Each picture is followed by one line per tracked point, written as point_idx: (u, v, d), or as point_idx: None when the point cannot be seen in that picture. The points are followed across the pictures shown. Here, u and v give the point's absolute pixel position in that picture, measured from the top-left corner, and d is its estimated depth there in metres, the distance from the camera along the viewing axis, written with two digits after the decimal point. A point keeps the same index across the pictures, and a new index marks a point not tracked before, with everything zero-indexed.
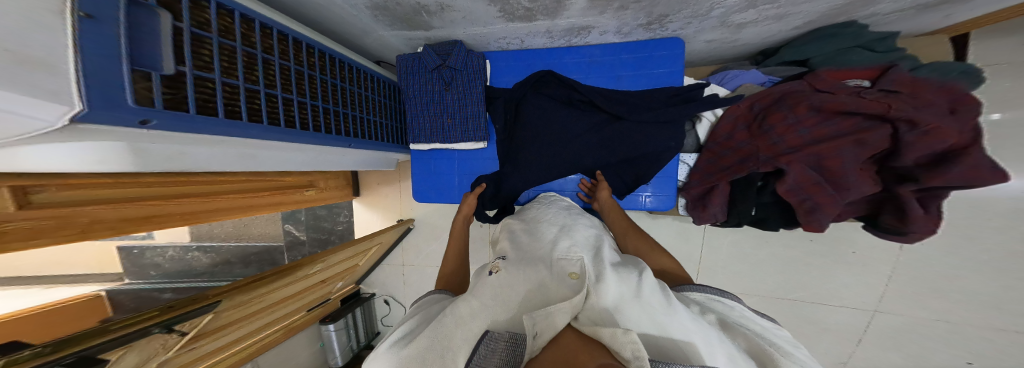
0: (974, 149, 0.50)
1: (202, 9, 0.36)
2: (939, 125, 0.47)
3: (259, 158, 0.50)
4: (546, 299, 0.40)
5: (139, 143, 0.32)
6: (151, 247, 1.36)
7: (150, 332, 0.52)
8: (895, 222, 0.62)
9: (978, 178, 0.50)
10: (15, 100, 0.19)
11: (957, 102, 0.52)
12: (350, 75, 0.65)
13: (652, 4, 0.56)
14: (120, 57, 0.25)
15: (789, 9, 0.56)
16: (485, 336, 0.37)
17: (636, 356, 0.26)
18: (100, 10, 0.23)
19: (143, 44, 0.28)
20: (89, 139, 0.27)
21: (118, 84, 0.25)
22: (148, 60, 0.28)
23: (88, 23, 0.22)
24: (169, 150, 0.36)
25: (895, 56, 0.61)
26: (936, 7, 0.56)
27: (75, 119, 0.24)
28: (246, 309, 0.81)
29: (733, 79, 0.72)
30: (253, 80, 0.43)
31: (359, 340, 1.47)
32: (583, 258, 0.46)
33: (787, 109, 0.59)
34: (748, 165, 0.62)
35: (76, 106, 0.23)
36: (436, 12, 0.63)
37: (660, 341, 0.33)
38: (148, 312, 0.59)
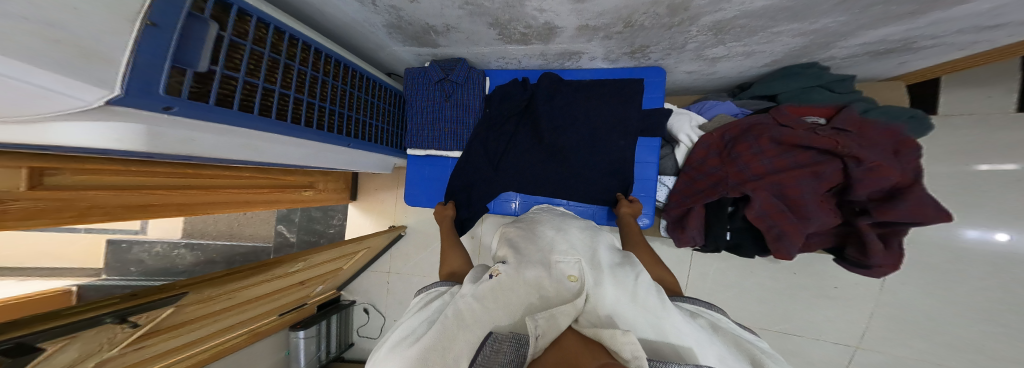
0: (914, 188, 0.54)
1: (244, 22, 0.43)
2: (881, 163, 0.52)
3: (264, 151, 0.52)
4: (547, 303, 0.44)
5: (156, 128, 0.34)
6: (141, 241, 1.35)
7: (103, 321, 0.51)
8: (858, 255, 0.66)
9: (922, 216, 0.54)
10: (67, 83, 0.22)
11: (900, 144, 0.57)
12: (360, 83, 0.71)
13: (634, 36, 0.63)
14: (166, 55, 0.30)
15: (755, 48, 0.63)
16: (488, 338, 0.38)
17: (635, 356, 0.30)
18: (163, 20, 0.30)
19: (189, 47, 0.33)
20: (109, 118, 0.30)
21: (155, 76, 0.30)
22: (187, 59, 0.33)
23: (150, 29, 0.28)
24: (181, 136, 0.38)
25: (851, 98, 0.68)
26: (887, 55, 0.64)
27: (107, 100, 0.27)
28: (210, 306, 0.79)
29: (711, 108, 0.79)
30: (272, 81, 0.48)
31: (330, 350, 1.40)
32: (581, 261, 0.50)
33: (752, 139, 0.64)
34: (719, 190, 0.66)
35: (115, 92, 0.26)
36: (442, 31, 0.70)
37: (657, 343, 0.39)
38: (108, 299, 0.57)
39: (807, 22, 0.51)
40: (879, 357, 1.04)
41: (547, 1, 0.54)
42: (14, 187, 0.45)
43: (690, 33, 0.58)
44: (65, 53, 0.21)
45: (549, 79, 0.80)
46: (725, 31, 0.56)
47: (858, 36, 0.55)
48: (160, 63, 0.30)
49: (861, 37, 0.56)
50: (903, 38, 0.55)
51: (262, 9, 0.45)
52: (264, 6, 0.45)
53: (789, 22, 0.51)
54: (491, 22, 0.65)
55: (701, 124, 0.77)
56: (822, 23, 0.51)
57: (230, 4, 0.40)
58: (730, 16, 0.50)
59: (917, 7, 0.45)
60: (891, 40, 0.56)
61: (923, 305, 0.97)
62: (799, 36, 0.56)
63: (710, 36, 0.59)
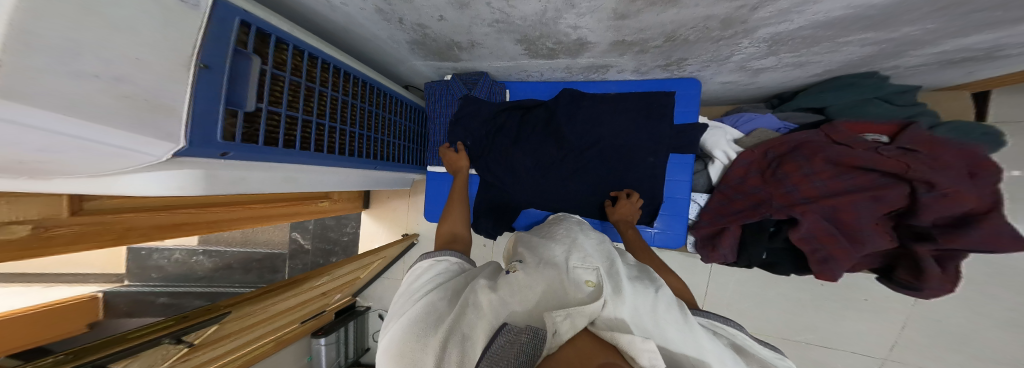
0: (994, 215, 0.51)
1: (281, 51, 0.43)
2: (958, 189, 0.49)
3: (301, 180, 0.51)
4: (562, 302, 0.39)
5: (214, 170, 0.35)
6: (159, 248, 1.35)
7: (161, 342, 0.57)
8: (909, 277, 0.62)
9: (997, 244, 0.51)
10: (137, 138, 0.24)
11: (976, 165, 0.52)
12: (383, 101, 0.69)
13: (673, 49, 0.60)
14: (219, 97, 0.31)
15: (813, 58, 0.59)
16: (502, 328, 0.35)
17: (653, 364, 0.27)
18: (214, 62, 0.30)
19: (237, 86, 0.33)
20: (179, 167, 0.31)
21: (212, 123, 0.30)
22: (236, 99, 0.34)
23: (204, 71, 0.29)
24: (234, 175, 0.38)
25: (914, 111, 0.64)
26: (960, 63, 0.59)
27: (173, 150, 0.28)
28: (247, 320, 0.81)
29: (747, 122, 0.76)
30: (309, 111, 0.47)
31: (347, 356, 1.40)
32: (599, 267, 0.44)
33: (803, 159, 0.60)
34: (760, 211, 0.63)
35: (179, 144, 0.28)
36: (466, 47, 0.67)
37: (674, 353, 0.33)
38: (164, 321, 0.64)
39: (886, 30, 0.46)
40: None
41: (582, 19, 0.51)
42: (58, 214, 0.47)
43: (739, 45, 0.55)
44: (126, 111, 0.22)
45: (568, 95, 0.75)
46: (781, 43, 0.52)
47: (942, 44, 0.50)
48: (215, 108, 0.31)
49: (939, 46, 0.51)
50: (990, 45, 0.50)
51: (298, 36, 0.43)
52: (301, 34, 0.44)
53: (865, 31, 0.47)
54: (519, 39, 0.62)
55: (737, 139, 0.74)
56: (904, 31, 0.46)
57: (269, 33, 0.39)
58: (794, 27, 0.47)
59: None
60: (976, 48, 0.52)
61: (972, 325, 0.91)
62: (874, 45, 0.52)
63: (762, 48, 0.55)
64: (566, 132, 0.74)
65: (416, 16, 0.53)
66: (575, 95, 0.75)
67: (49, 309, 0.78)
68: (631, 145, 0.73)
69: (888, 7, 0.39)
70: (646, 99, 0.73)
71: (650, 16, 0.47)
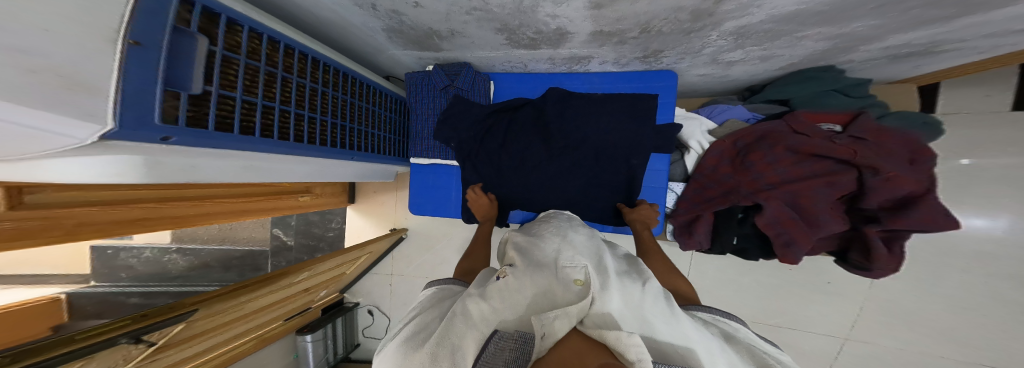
0: (929, 197, 0.56)
1: (235, 33, 0.40)
2: (897, 174, 0.54)
3: (265, 171, 0.49)
4: (552, 303, 0.39)
5: (156, 157, 0.33)
6: (128, 247, 1.29)
7: (117, 343, 0.50)
8: (861, 259, 0.66)
9: (931, 224, 0.56)
10: (55, 120, 0.21)
11: (917, 153, 0.59)
12: (360, 90, 0.67)
13: (649, 41, 0.61)
14: (156, 77, 0.29)
15: (774, 52, 0.61)
16: (492, 335, 0.37)
17: (640, 357, 0.26)
18: (148, 40, 0.28)
19: (180, 66, 0.32)
20: (114, 154, 0.29)
21: (148, 105, 0.28)
22: (179, 80, 0.32)
23: (134, 48, 0.27)
24: (184, 162, 0.36)
25: (866, 103, 0.68)
26: (905, 59, 0.63)
27: (102, 134, 0.26)
28: (219, 318, 0.77)
29: (721, 113, 0.78)
30: (270, 97, 0.45)
31: (336, 352, 1.38)
32: (587, 265, 0.45)
33: (768, 148, 0.64)
34: (731, 198, 0.66)
35: (108, 126, 0.25)
36: (447, 36, 0.66)
37: (662, 344, 0.34)
38: (116, 321, 0.55)
39: (838, 25, 0.49)
40: (870, 352, 1.08)
41: (559, 8, 0.51)
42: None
43: (709, 38, 0.56)
44: (50, 87, 0.20)
45: (556, 93, 0.77)
46: (746, 36, 0.54)
47: (885, 40, 0.54)
48: (152, 89, 0.29)
49: (887, 42, 0.54)
50: (932, 40, 0.54)
51: (254, 17, 0.41)
52: (257, 15, 0.42)
53: (819, 27, 0.50)
54: (499, 28, 0.61)
55: (711, 129, 0.77)
56: (854, 27, 0.49)
57: (219, 13, 0.37)
58: (756, 21, 0.48)
59: (956, 11, 0.43)
60: (917, 44, 0.55)
61: (920, 302, 0.99)
62: (824, 41, 0.55)
63: (730, 41, 0.57)
64: (553, 130, 0.76)
65: (390, 3, 0.52)
66: (564, 96, 0.76)
67: (10, 311, 0.73)
68: (615, 143, 0.73)
69: (837, 3, 0.41)
70: (630, 98, 0.74)
71: (624, 6, 0.48)
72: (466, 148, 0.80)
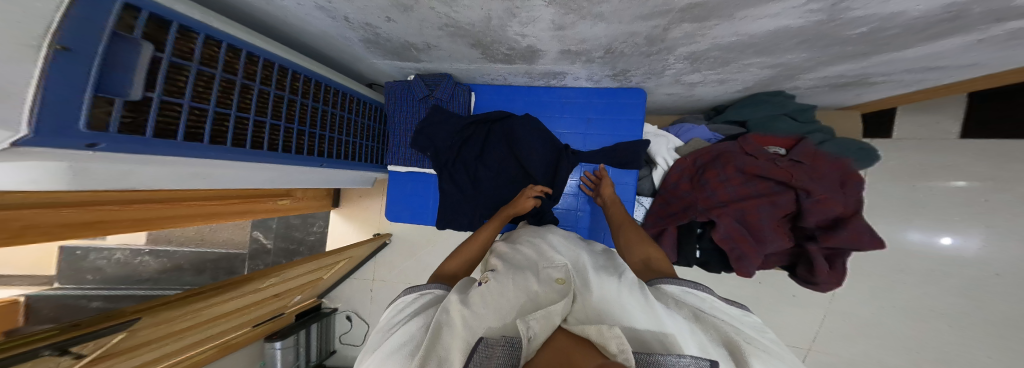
0: (854, 218, 0.61)
1: (189, 40, 0.39)
2: (826, 197, 0.59)
3: (216, 177, 0.48)
4: (535, 302, 0.42)
5: (83, 163, 0.31)
6: (98, 248, 1.24)
7: (41, 354, 0.42)
8: (805, 273, 0.70)
9: (859, 243, 0.61)
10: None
11: (847, 176, 0.63)
12: (335, 99, 0.68)
13: (614, 61, 0.64)
14: (86, 83, 0.26)
15: (728, 76, 0.64)
16: (479, 341, 0.34)
17: (621, 349, 0.29)
18: (76, 43, 0.24)
19: (117, 73, 0.29)
20: (22, 159, 0.26)
21: (74, 114, 0.25)
22: (113, 87, 0.29)
23: (63, 54, 0.23)
24: (114, 169, 0.36)
25: (812, 127, 0.72)
26: (844, 87, 0.67)
27: (17, 145, 0.23)
28: (169, 326, 0.72)
29: (687, 132, 0.81)
30: (225, 104, 0.44)
31: (310, 359, 1.32)
32: (567, 265, 0.49)
33: (720, 167, 0.67)
34: (688, 213, 0.69)
35: (24, 133, 0.22)
36: (423, 49, 0.68)
37: (640, 331, 0.35)
38: (39, 331, 0.47)
39: (774, 56, 0.52)
40: None
41: (526, 28, 0.53)
42: None
43: (668, 61, 0.59)
44: None
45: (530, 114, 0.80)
46: (699, 61, 0.57)
47: (818, 70, 0.57)
48: (81, 98, 0.26)
49: (820, 72, 0.59)
50: (856, 74, 0.58)
51: (214, 25, 0.41)
52: (221, 24, 0.42)
53: (756, 56, 0.53)
54: (473, 43, 0.63)
55: (677, 147, 0.80)
56: (786, 58, 0.53)
57: (171, 20, 0.36)
58: (703, 49, 0.51)
59: (868, 49, 0.47)
60: (850, 75, 0.59)
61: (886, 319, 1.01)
62: (768, 68, 0.58)
63: (687, 65, 0.60)
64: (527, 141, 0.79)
65: (363, 17, 0.53)
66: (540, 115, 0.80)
67: None
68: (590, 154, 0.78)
69: (766, 36, 0.45)
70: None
71: (584, 28, 0.50)
72: (439, 158, 0.80)
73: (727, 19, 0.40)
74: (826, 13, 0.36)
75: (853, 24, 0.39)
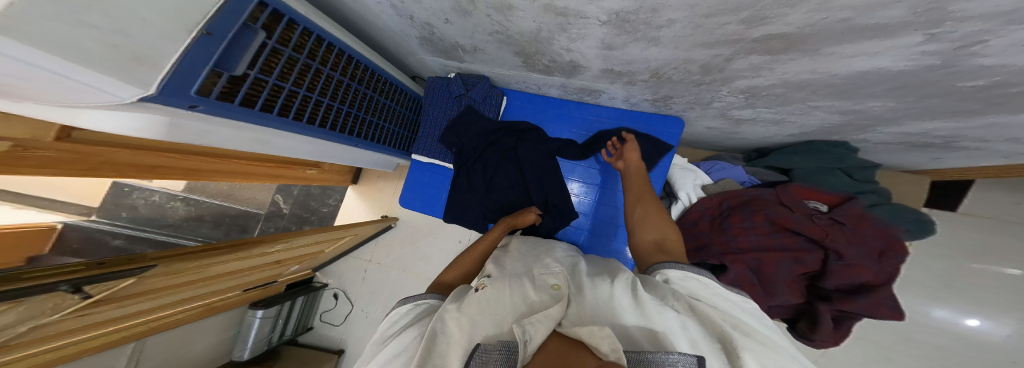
0: (884, 290, 0.58)
1: (290, 31, 0.46)
2: (859, 263, 0.57)
3: (270, 143, 0.54)
4: (529, 308, 0.41)
5: (181, 119, 0.37)
6: (143, 188, 1.36)
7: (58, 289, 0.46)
8: (806, 328, 0.67)
9: (878, 313, 0.59)
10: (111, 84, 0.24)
11: (890, 246, 0.59)
12: (382, 87, 0.72)
13: (659, 86, 0.63)
14: (210, 58, 0.33)
15: (787, 117, 0.62)
16: (475, 350, 0.35)
17: (612, 349, 0.29)
18: (217, 31, 0.33)
19: (232, 53, 0.36)
20: (143, 111, 0.32)
21: (192, 82, 0.32)
22: (227, 63, 0.36)
23: (204, 37, 0.31)
24: (199, 127, 0.41)
25: (867, 188, 0.69)
26: (923, 149, 0.63)
27: (143, 99, 0.29)
28: (175, 278, 0.74)
29: (720, 170, 0.80)
30: (299, 83, 0.50)
31: (284, 333, 1.37)
32: (562, 271, 0.47)
33: (748, 214, 0.65)
34: (700, 254, 0.67)
35: (149, 91, 0.28)
36: (469, 51, 0.70)
37: (629, 331, 0.35)
38: (71, 265, 0.52)
39: (851, 101, 0.49)
40: None
41: (573, 44, 0.54)
42: (43, 136, 0.49)
43: (720, 93, 0.58)
44: (115, 61, 0.23)
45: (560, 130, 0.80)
46: (757, 97, 0.55)
47: (901, 124, 0.53)
48: (202, 69, 0.33)
49: (903, 126, 0.54)
50: (948, 135, 0.54)
51: (312, 20, 0.48)
52: (315, 17, 0.48)
53: (833, 99, 0.50)
54: (517, 51, 0.65)
55: (705, 185, 0.78)
56: (868, 105, 0.49)
57: (284, 14, 0.43)
58: (767, 84, 0.49)
59: (978, 107, 0.42)
60: (936, 135, 0.55)
61: None
62: (840, 114, 0.55)
63: (740, 99, 0.58)
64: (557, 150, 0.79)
65: (425, 15, 0.56)
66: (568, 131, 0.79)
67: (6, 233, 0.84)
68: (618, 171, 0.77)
69: (850, 78, 0.42)
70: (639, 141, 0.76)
71: (635, 50, 0.50)
72: (467, 157, 0.83)
73: (808, 54, 0.38)
74: (942, 58, 0.32)
75: (963, 76, 0.35)
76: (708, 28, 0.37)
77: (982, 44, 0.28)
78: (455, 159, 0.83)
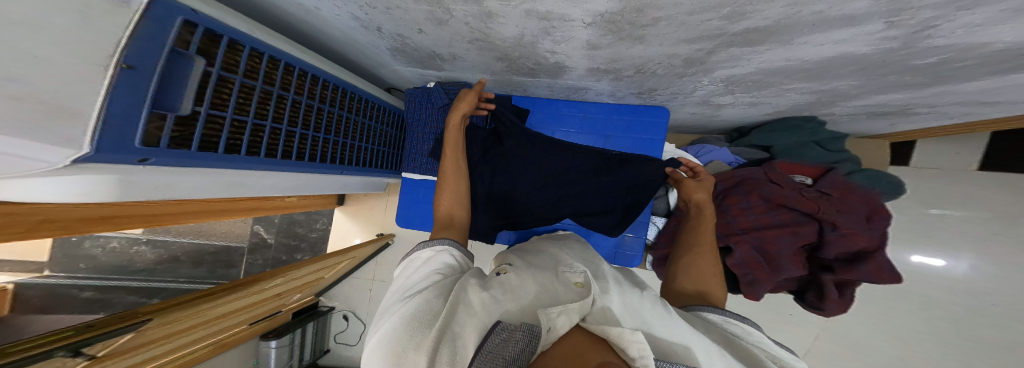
0: (879, 254, 0.60)
1: (236, 53, 0.41)
2: (854, 231, 0.58)
3: (248, 185, 0.49)
4: (553, 299, 0.39)
5: (133, 176, 0.33)
6: (95, 235, 1.23)
7: (55, 356, 0.41)
8: (815, 299, 0.70)
9: (879, 277, 0.60)
10: (35, 147, 0.21)
11: (875, 211, 0.62)
12: (357, 105, 0.68)
13: (643, 80, 0.63)
14: (143, 99, 0.29)
15: (763, 100, 0.63)
16: (495, 326, 0.34)
17: (642, 355, 0.28)
18: (141, 63, 0.28)
19: (168, 90, 0.32)
20: (90, 178, 0.29)
21: (129, 130, 0.28)
22: (167, 102, 0.32)
23: (126, 71, 0.27)
24: (160, 183, 0.36)
25: (841, 157, 0.72)
26: (881, 117, 0.66)
27: (77, 160, 0.26)
28: (179, 325, 0.69)
29: (707, 153, 0.81)
30: (263, 114, 0.46)
31: (303, 358, 1.30)
32: (586, 270, 0.46)
33: (743, 194, 0.67)
34: (706, 238, 0.70)
35: (83, 150, 0.25)
36: (448, 59, 0.67)
37: (663, 345, 0.34)
38: (61, 331, 0.49)
39: (822, 82, 0.51)
40: None
41: (557, 46, 0.53)
42: None
43: (700, 82, 0.58)
44: (30, 116, 0.20)
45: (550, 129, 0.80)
46: (736, 84, 0.56)
47: (864, 98, 0.55)
48: (137, 111, 0.29)
49: (865, 100, 0.56)
50: (905, 103, 0.57)
51: (257, 38, 0.42)
52: (258, 33, 0.43)
53: (804, 82, 0.51)
54: (499, 57, 0.63)
55: None
56: (834, 85, 0.51)
57: (223, 34, 0.38)
58: (745, 72, 0.50)
59: (933, 79, 0.45)
60: (894, 105, 0.58)
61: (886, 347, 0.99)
62: (809, 94, 0.57)
63: (720, 87, 0.59)
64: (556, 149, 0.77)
65: (395, 27, 0.53)
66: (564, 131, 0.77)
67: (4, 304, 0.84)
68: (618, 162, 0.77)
69: (820, 63, 0.43)
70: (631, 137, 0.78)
71: (620, 49, 0.49)
72: None
73: (781, 45, 0.39)
74: (901, 41, 0.34)
75: (918, 55, 0.38)
76: (690, 26, 0.37)
77: (936, 28, 0.31)
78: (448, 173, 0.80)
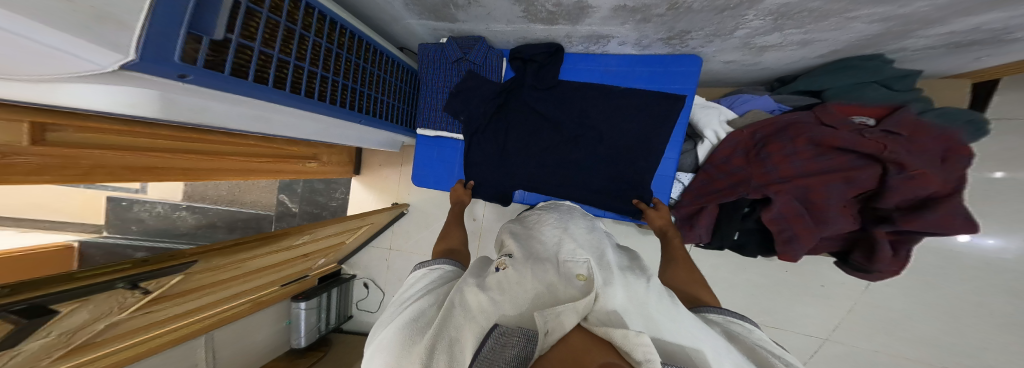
0: (954, 198, 0.55)
1: None
2: (926, 171, 0.51)
3: (273, 121, 0.53)
4: (553, 298, 0.38)
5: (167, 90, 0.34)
6: (141, 201, 1.32)
7: (116, 287, 0.45)
8: (862, 260, 0.68)
9: (949, 227, 0.55)
10: (86, 48, 0.21)
11: (952, 150, 0.55)
12: (374, 58, 0.67)
13: (676, 19, 0.58)
14: (183, 21, 0.28)
15: (816, 36, 0.57)
16: (491, 330, 0.33)
17: (647, 358, 0.25)
18: None
19: (208, 11, 0.31)
20: (127, 80, 0.30)
21: (172, 45, 0.28)
22: (204, 25, 0.31)
23: None
24: (192, 103, 0.39)
25: (909, 97, 0.64)
26: (968, 48, 0.59)
27: (124, 66, 0.26)
28: (219, 274, 0.74)
29: (743, 103, 0.77)
30: (287, 52, 0.46)
31: (329, 322, 1.41)
32: (588, 260, 0.45)
33: (787, 140, 0.62)
34: (738, 190, 0.67)
35: (130, 57, 0.25)
36: (462, 5, 0.64)
37: (668, 345, 0.31)
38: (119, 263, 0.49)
39: (896, 5, 0.45)
40: (846, 352, 1.07)
41: None
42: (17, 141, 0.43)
43: (745, 17, 0.53)
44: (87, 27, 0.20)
45: (568, 86, 0.78)
46: (787, 16, 0.51)
47: (950, 22, 0.49)
48: (177, 31, 0.28)
49: (949, 26, 0.50)
50: (1000, 26, 0.50)
51: None
52: None
53: (874, 6, 0.45)
54: None
55: (729, 120, 0.76)
56: (914, 7, 0.44)
57: None
58: None
59: None
60: (987, 29, 0.50)
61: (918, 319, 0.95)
62: (877, 23, 0.51)
63: (767, 22, 0.54)
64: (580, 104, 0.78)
65: None
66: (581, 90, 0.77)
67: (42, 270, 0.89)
68: (640, 117, 0.75)
69: None
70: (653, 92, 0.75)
71: None
72: (479, 122, 0.79)
73: None
74: None
75: None
76: None
77: None
78: (465, 127, 0.79)
